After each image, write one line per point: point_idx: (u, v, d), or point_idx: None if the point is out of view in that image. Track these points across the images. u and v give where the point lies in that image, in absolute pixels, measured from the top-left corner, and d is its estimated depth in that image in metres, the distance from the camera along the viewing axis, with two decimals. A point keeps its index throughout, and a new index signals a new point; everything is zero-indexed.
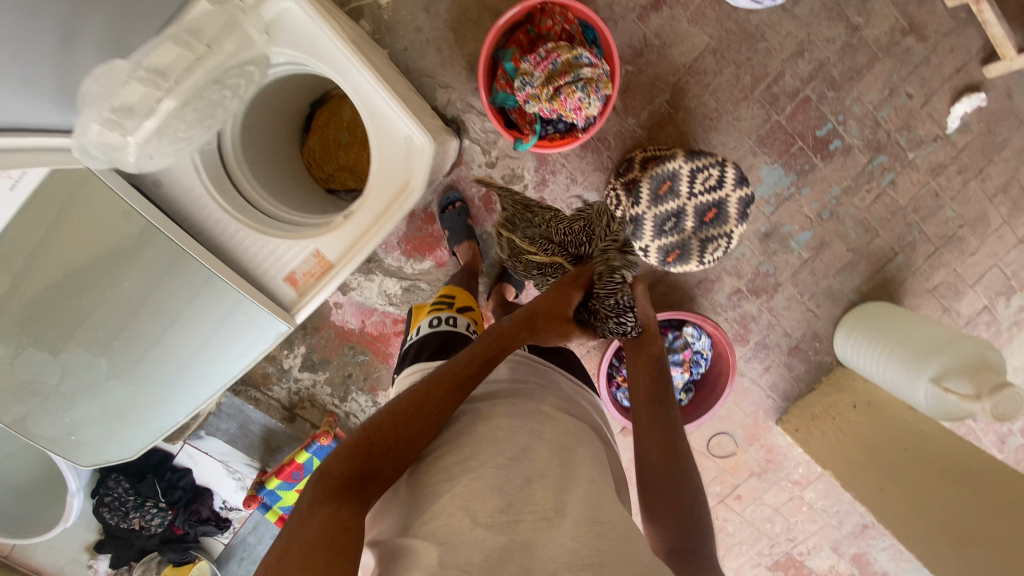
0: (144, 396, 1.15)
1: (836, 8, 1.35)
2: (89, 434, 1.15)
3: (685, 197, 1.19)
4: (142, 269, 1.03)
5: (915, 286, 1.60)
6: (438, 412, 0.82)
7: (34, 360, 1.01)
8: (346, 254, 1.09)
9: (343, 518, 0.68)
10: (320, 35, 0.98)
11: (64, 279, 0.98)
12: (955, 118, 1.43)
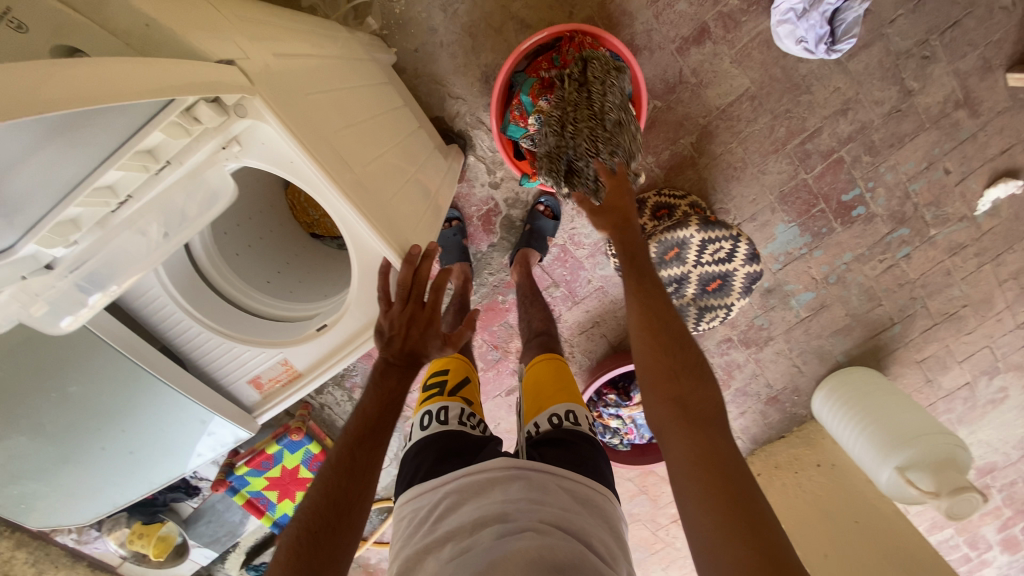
0: (97, 476, 1.13)
1: (894, 68, 1.22)
2: (39, 504, 1.12)
3: (691, 265, 1.13)
4: (92, 375, 1.00)
5: (904, 356, 1.59)
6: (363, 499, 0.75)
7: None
8: (314, 367, 1.03)
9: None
10: (297, 158, 0.75)
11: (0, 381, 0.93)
12: (986, 203, 1.35)
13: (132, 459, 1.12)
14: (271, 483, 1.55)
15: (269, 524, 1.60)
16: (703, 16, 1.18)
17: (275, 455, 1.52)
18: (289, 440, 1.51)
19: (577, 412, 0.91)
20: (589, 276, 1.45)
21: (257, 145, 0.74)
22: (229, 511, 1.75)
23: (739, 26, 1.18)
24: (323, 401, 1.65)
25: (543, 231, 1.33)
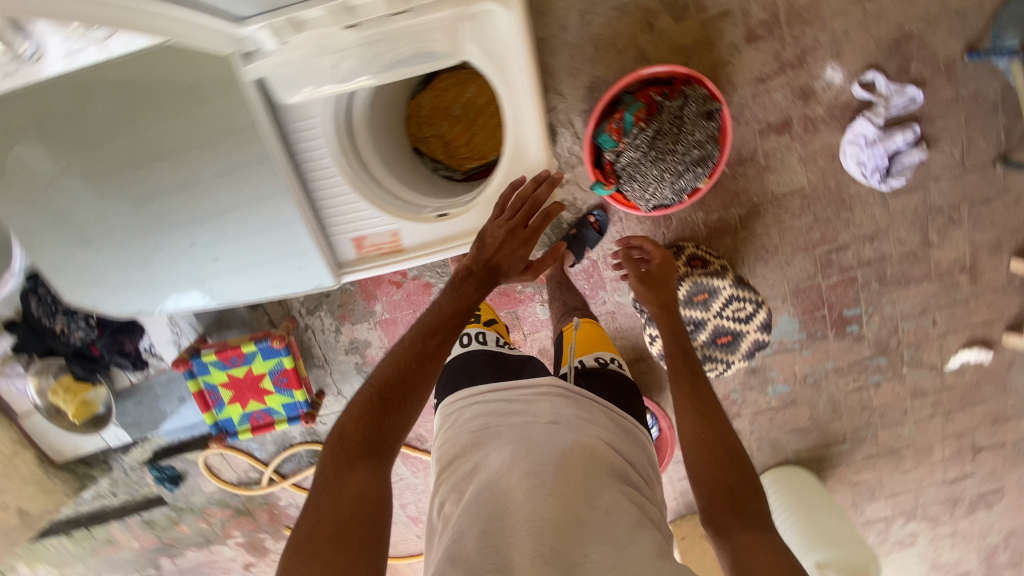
0: (159, 270, 0.99)
1: (923, 219, 1.40)
2: (80, 275, 0.97)
3: (712, 314, 1.23)
4: (218, 163, 0.92)
5: (842, 473, 1.73)
6: (420, 378, 0.89)
7: (71, 191, 0.89)
8: (422, 246, 1.16)
9: (363, 479, 0.80)
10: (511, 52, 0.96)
11: (134, 134, 0.86)
12: (957, 361, 1.54)
13: (217, 277, 1.03)
14: (229, 382, 1.50)
15: (209, 422, 1.55)
16: (791, 111, 1.31)
17: (247, 356, 1.48)
18: (266, 346, 1.47)
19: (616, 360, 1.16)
20: (605, 298, 1.53)
21: (488, 37, 0.95)
22: (165, 399, 1.71)
23: (816, 132, 1.33)
24: (310, 323, 1.61)
25: (585, 240, 1.42)
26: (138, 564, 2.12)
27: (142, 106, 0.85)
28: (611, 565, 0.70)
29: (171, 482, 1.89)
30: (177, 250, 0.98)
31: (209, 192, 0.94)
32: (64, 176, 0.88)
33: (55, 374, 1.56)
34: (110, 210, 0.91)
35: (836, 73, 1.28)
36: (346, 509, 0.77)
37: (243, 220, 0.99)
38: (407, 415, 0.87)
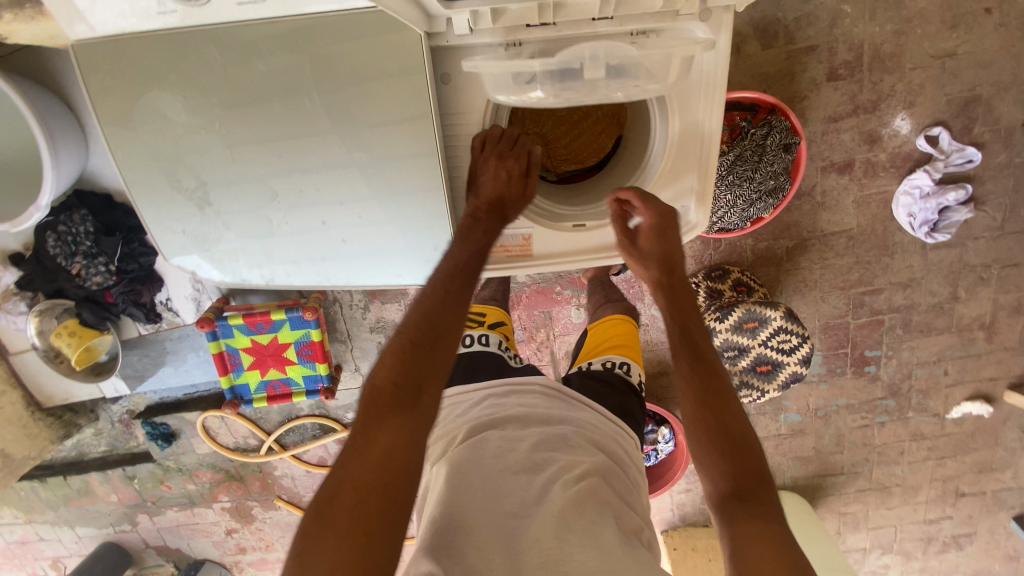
0: (280, 240, 0.90)
1: (956, 274, 1.45)
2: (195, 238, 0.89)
3: (758, 342, 1.26)
4: (355, 128, 0.83)
5: (833, 503, 1.80)
6: (456, 326, 0.74)
7: (205, 146, 0.83)
8: (554, 256, 1.00)
9: (390, 440, 0.65)
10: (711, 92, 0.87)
11: (291, 97, 0.81)
12: (959, 411, 1.61)
13: (336, 255, 0.92)
14: (252, 347, 1.45)
15: (225, 386, 1.50)
16: (855, 154, 1.34)
17: (274, 323, 1.43)
18: (297, 316, 1.43)
19: (630, 366, 1.10)
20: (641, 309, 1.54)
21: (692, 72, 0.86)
22: (173, 354, 1.64)
23: (874, 177, 1.36)
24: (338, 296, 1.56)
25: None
26: (110, 519, 2.03)
27: (304, 68, 0.79)
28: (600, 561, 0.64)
29: (162, 440, 1.82)
30: (303, 223, 0.89)
31: (352, 167, 0.85)
32: (204, 129, 0.82)
33: (60, 317, 1.49)
34: (247, 176, 0.85)
35: (905, 124, 1.31)
36: (366, 474, 0.63)
37: (380, 198, 0.88)
38: (441, 370, 0.72)
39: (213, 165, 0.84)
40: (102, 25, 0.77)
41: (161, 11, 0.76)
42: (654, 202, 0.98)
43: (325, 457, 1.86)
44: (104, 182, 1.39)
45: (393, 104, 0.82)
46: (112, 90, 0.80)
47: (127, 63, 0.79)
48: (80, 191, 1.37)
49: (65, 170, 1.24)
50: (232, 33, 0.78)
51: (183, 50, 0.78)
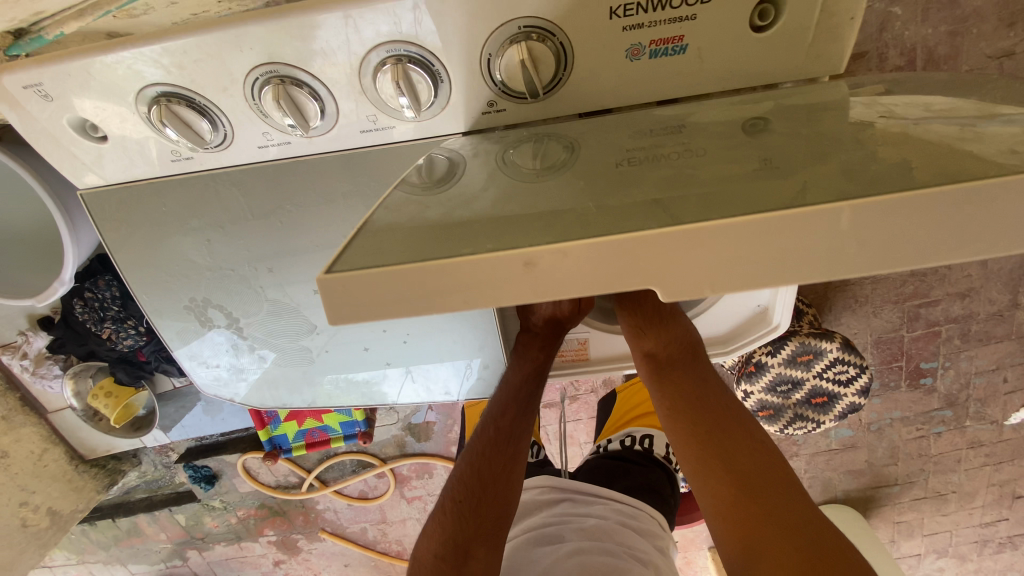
0: (318, 368, 0.90)
1: (1018, 281, 1.36)
2: (233, 364, 0.88)
3: (812, 374, 1.19)
4: None
5: (885, 513, 1.74)
6: (504, 493, 0.86)
7: (236, 286, 0.79)
8: (607, 360, 1.09)
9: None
10: None
11: (325, 238, 0.76)
12: (1019, 417, 1.53)
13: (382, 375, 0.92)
14: None
15: (264, 439, 1.50)
16: None
17: None
18: None
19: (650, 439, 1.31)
20: None
21: None
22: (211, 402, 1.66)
23: None
24: None
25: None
26: (162, 555, 2.08)
27: (335, 207, 0.73)
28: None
29: (206, 483, 1.84)
30: (347, 350, 0.88)
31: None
32: (232, 272, 0.78)
33: (95, 377, 1.49)
34: (289, 314, 0.83)
35: None
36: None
37: (435, 319, 0.87)
38: (486, 536, 0.82)
39: (247, 304, 0.81)
40: (105, 171, 0.68)
41: (175, 159, 0.66)
42: (730, 305, 1.05)
43: (365, 490, 1.87)
44: None
45: None
46: (130, 235, 0.74)
47: (142, 209, 0.71)
48: (102, 256, 1.32)
49: (84, 241, 1.20)
50: (251, 175, 0.69)
51: (204, 195, 0.71)
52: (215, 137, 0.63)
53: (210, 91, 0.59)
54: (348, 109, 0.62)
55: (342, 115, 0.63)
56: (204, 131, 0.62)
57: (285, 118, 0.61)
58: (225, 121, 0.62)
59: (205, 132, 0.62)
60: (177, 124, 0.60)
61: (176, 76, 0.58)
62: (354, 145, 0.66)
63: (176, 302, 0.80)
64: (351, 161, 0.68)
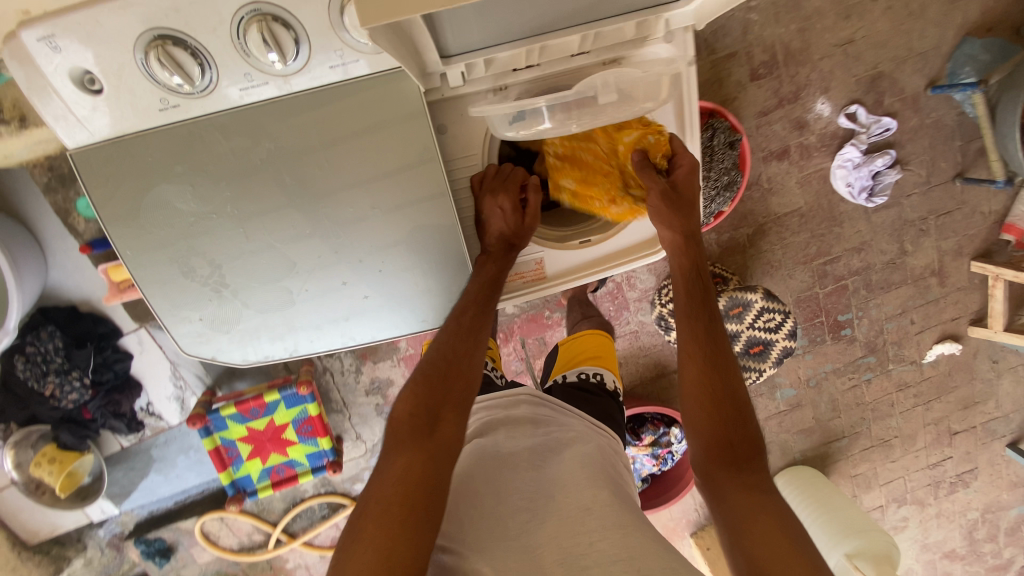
0: (301, 309, 0.87)
1: (900, 231, 1.59)
2: (214, 317, 0.86)
3: (745, 325, 1.33)
4: (374, 180, 0.80)
5: (842, 467, 1.86)
6: (469, 367, 0.87)
7: (220, 233, 0.79)
8: (565, 274, 1.11)
9: (414, 469, 0.74)
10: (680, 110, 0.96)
11: (303, 170, 0.78)
12: (932, 354, 1.72)
13: (365, 316, 0.90)
14: (249, 435, 1.39)
15: (225, 482, 1.42)
16: (789, 140, 1.46)
17: (269, 405, 1.37)
18: (291, 393, 1.38)
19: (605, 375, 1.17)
20: (629, 318, 1.59)
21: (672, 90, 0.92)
22: (162, 462, 1.53)
23: (810, 158, 1.49)
24: (328, 364, 1.54)
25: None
26: None
27: (313, 138, 0.77)
28: (617, 557, 0.69)
29: (160, 557, 1.65)
30: (326, 288, 0.86)
31: (369, 230, 0.83)
32: (214, 217, 0.79)
33: (36, 445, 1.38)
34: (269, 254, 0.82)
35: (825, 107, 1.45)
36: (397, 493, 0.71)
37: (413, 251, 0.87)
38: (456, 411, 0.82)
39: (224, 249, 0.80)
40: (99, 128, 0.72)
41: (163, 107, 0.72)
42: None
43: (338, 538, 1.75)
44: (67, 293, 1.33)
45: (418, 181, 0.82)
46: (115, 191, 0.76)
47: (130, 163, 0.75)
48: (43, 307, 1.30)
49: (29, 287, 1.19)
50: (235, 120, 0.75)
51: (190, 144, 0.75)
52: (203, 80, 0.70)
53: (199, 33, 0.66)
54: (319, 44, 0.70)
55: (314, 49, 0.71)
56: (191, 72, 0.68)
57: (269, 55, 0.68)
58: (212, 64, 0.69)
59: (192, 74, 0.69)
60: (168, 65, 0.66)
61: (168, 19, 0.64)
62: (327, 83, 0.75)
63: (155, 254, 0.80)
64: (327, 97, 0.75)
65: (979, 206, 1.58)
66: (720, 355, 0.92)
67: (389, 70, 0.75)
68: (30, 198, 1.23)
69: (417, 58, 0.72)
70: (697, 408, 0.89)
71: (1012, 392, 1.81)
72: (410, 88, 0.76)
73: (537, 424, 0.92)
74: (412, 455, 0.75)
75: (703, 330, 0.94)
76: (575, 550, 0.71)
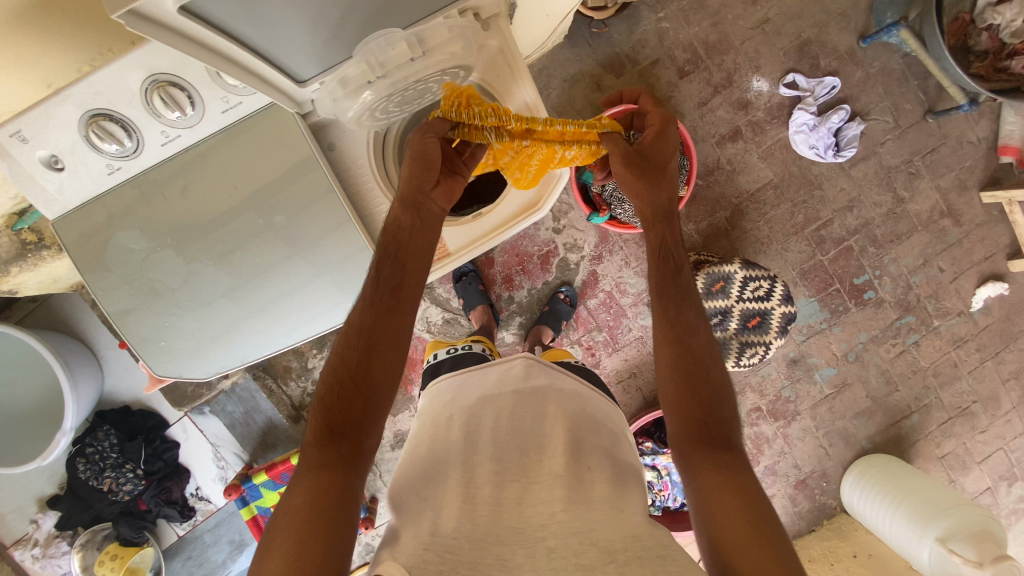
0: (247, 321, 0.94)
1: (887, 179, 1.53)
2: (179, 345, 0.94)
3: (734, 299, 1.30)
4: (296, 193, 0.89)
5: (925, 450, 1.61)
6: (380, 377, 0.78)
7: (165, 264, 0.88)
8: (470, 246, 1.01)
9: (326, 483, 0.68)
10: (509, 71, 0.93)
11: (220, 194, 0.88)
12: (979, 300, 1.56)
13: (304, 317, 0.96)
14: None
15: None
16: (737, 121, 1.52)
17: None
18: None
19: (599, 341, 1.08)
20: (630, 325, 1.58)
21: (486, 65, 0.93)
22: (216, 548, 1.60)
23: (764, 132, 1.52)
24: None
25: (560, 314, 1.52)
26: None
27: (224, 167, 0.87)
28: (575, 529, 0.63)
29: None
30: (266, 293, 0.93)
31: (301, 229, 0.91)
32: (160, 251, 0.88)
33: (101, 544, 1.50)
34: (208, 272, 0.90)
35: (762, 83, 1.50)
36: (306, 507, 0.65)
37: (338, 249, 0.93)
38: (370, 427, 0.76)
39: (173, 275, 0.89)
40: (64, 201, 0.85)
41: (110, 172, 0.85)
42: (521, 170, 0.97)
43: None
44: (120, 396, 1.52)
45: (330, 197, 0.90)
46: (83, 243, 0.87)
47: (89, 222, 0.86)
48: (100, 411, 1.49)
49: (84, 392, 1.40)
50: (165, 169, 0.86)
51: (135, 196, 0.86)
52: (130, 142, 0.83)
53: (119, 106, 0.80)
54: (210, 96, 0.83)
55: (205, 100, 0.83)
56: (121, 139, 0.82)
57: (173, 112, 0.81)
58: (136, 130, 0.83)
59: (122, 141, 0.82)
60: (102, 135, 0.80)
61: (96, 100, 0.79)
62: (226, 126, 0.86)
63: (115, 287, 0.89)
64: (229, 136, 0.86)
65: (964, 136, 1.52)
66: (686, 335, 0.86)
67: (267, 106, 0.86)
68: (89, 318, 1.49)
69: (275, 87, 0.78)
70: (671, 387, 0.83)
71: None
72: (285, 113, 0.86)
73: (497, 394, 0.83)
74: (326, 469, 0.69)
75: (665, 305, 0.89)
76: (534, 519, 0.65)
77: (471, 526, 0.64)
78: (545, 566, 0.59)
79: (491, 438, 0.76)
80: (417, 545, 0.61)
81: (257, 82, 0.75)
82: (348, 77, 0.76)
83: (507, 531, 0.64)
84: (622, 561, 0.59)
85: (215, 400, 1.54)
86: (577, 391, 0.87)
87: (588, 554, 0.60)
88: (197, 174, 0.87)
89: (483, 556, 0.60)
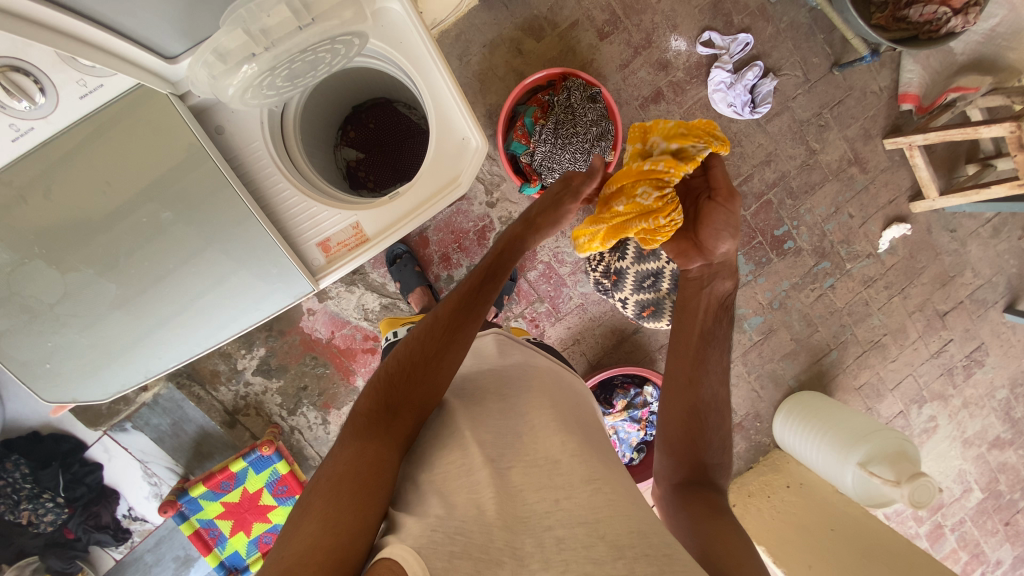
0: (146, 335, 0.87)
1: (799, 132, 1.60)
2: (69, 367, 0.86)
3: (665, 261, 1.26)
4: (187, 192, 0.82)
5: (844, 382, 1.75)
6: (448, 367, 0.73)
7: (38, 277, 0.79)
8: (387, 230, 0.97)
9: (371, 456, 0.62)
10: (414, 34, 0.88)
11: (92, 193, 0.78)
12: (885, 241, 1.68)
13: (210, 322, 0.91)
14: (226, 510, 1.39)
15: (214, 565, 1.41)
16: (658, 82, 1.52)
17: (237, 475, 1.37)
18: (256, 457, 1.37)
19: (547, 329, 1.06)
20: (570, 293, 1.59)
21: (381, 27, 0.87)
22: (159, 566, 1.51)
23: (685, 92, 1.53)
24: (295, 424, 1.52)
25: (501, 289, 1.50)
26: None
27: (94, 164, 0.78)
28: (582, 519, 0.59)
29: None
30: (165, 302, 0.86)
31: (195, 228, 0.84)
32: (28, 263, 0.78)
33: None
34: (91, 284, 0.81)
35: (680, 43, 1.51)
36: (348, 473, 0.60)
37: (235, 243, 0.87)
38: (427, 406, 0.71)
39: (48, 288, 0.80)
40: None
41: None
42: (434, 147, 0.94)
43: None
44: (26, 421, 1.39)
45: (220, 193, 0.84)
46: None
47: None
48: (3, 440, 1.36)
49: None
50: (17, 169, 0.75)
51: None
52: None
53: None
54: (62, 79, 0.71)
55: (57, 85, 0.71)
56: None
57: (20, 102, 0.69)
58: None
59: None
60: None
61: None
62: (87, 113, 0.76)
63: None
64: (96, 127, 0.77)
65: (867, 87, 1.60)
66: (714, 384, 0.84)
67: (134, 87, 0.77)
68: None
69: (135, 66, 0.73)
70: (682, 426, 0.83)
71: (984, 255, 1.73)
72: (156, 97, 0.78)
73: (475, 375, 0.80)
74: (374, 441, 0.64)
75: (697, 351, 0.85)
76: (538, 506, 0.60)
77: (480, 511, 0.58)
78: (555, 558, 0.54)
79: (481, 421, 0.70)
80: (423, 525, 0.55)
81: (119, 63, 0.71)
82: (227, 48, 0.70)
83: (511, 520, 0.58)
84: (631, 557, 0.54)
85: (138, 414, 1.43)
86: (551, 367, 0.86)
87: (597, 547, 0.55)
88: (64, 175, 0.77)
89: (493, 539, 0.55)
